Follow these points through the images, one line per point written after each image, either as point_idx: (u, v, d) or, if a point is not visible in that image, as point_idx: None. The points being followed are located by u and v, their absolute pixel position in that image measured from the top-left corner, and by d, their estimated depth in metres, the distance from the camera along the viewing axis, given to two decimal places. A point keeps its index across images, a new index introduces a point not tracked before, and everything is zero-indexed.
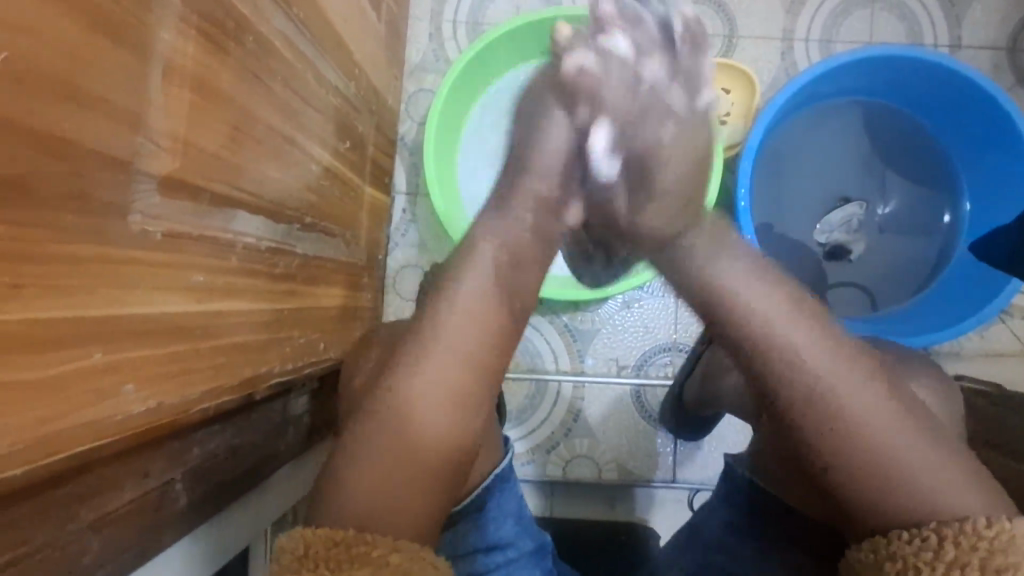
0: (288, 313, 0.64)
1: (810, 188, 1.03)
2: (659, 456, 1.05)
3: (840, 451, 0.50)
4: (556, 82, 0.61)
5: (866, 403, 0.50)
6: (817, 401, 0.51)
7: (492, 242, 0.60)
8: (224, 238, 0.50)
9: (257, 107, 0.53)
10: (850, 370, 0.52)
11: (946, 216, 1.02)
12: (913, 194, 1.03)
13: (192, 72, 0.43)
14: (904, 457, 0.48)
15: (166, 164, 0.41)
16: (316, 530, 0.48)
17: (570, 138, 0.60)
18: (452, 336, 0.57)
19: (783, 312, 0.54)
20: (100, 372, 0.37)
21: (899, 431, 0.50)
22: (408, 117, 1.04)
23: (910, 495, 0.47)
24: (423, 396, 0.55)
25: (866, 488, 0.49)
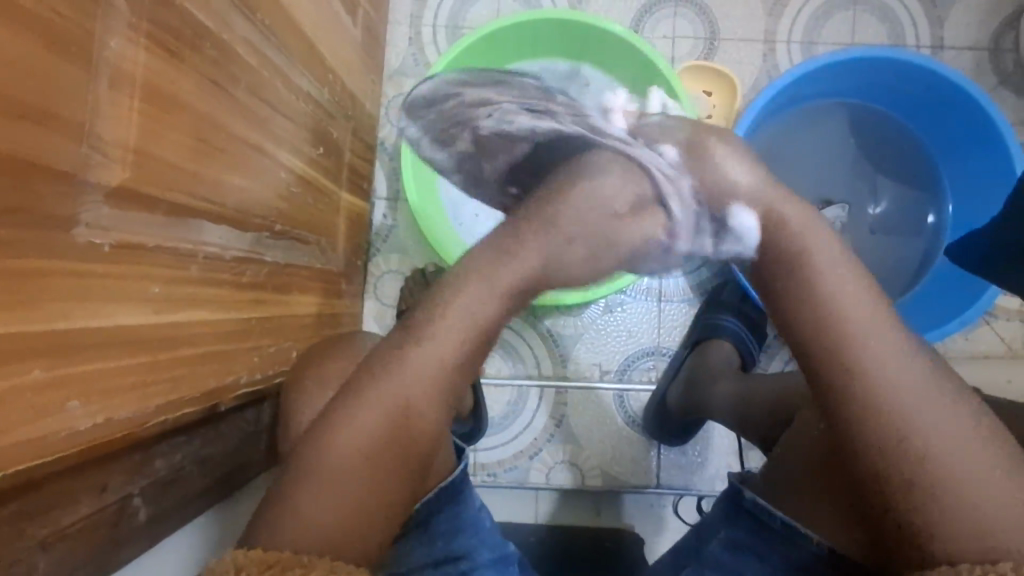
0: (257, 322, 0.63)
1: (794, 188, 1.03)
2: (641, 461, 1.05)
3: (900, 470, 0.47)
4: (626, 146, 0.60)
5: (934, 412, 0.47)
6: (884, 413, 0.48)
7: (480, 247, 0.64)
8: (184, 247, 0.49)
9: (218, 115, 0.52)
10: (922, 379, 0.48)
11: (930, 216, 1.02)
12: (896, 194, 1.03)
13: (145, 79, 0.42)
14: (972, 479, 0.45)
15: (118, 174, 0.41)
16: (247, 553, 0.47)
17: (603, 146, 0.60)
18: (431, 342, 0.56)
19: (863, 305, 0.51)
20: (43, 388, 0.36)
21: (971, 450, 0.46)
22: (388, 122, 1.04)
23: (973, 525, 0.44)
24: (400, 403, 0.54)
25: (928, 512, 0.45)
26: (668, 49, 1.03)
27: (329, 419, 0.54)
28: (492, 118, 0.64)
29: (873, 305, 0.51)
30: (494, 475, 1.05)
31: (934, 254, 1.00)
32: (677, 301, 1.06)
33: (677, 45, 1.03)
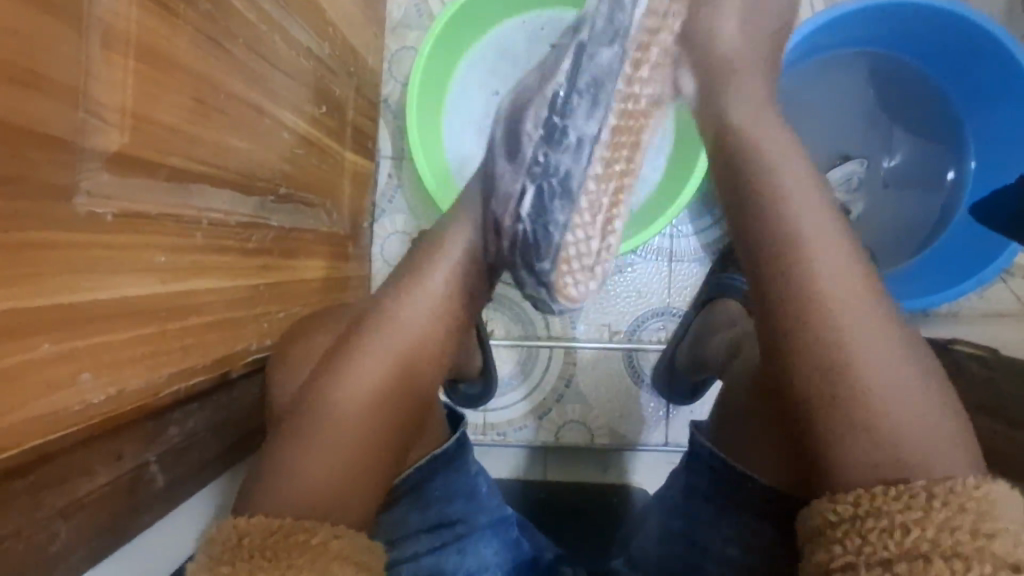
0: (265, 288, 0.63)
1: (813, 142, 0.99)
2: (644, 421, 1.05)
3: (840, 429, 0.47)
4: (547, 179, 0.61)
5: (874, 346, 0.49)
6: (836, 335, 0.49)
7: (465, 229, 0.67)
8: (188, 214, 0.48)
9: (217, 74, 0.50)
10: (857, 307, 0.50)
11: (950, 172, 0.98)
12: (918, 150, 1.00)
13: (137, 37, 0.40)
14: (899, 410, 0.47)
15: (116, 140, 0.39)
16: (249, 520, 0.47)
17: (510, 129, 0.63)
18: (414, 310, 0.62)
19: (812, 203, 0.54)
20: (52, 363, 0.35)
21: (901, 380, 0.48)
22: (390, 77, 1.01)
23: (905, 447, 0.46)
24: (391, 354, 0.58)
25: (868, 450, 0.46)
26: None
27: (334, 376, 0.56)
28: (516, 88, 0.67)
29: (842, 268, 0.52)
30: (503, 434, 1.05)
31: (951, 211, 0.97)
32: (687, 261, 1.05)
33: None
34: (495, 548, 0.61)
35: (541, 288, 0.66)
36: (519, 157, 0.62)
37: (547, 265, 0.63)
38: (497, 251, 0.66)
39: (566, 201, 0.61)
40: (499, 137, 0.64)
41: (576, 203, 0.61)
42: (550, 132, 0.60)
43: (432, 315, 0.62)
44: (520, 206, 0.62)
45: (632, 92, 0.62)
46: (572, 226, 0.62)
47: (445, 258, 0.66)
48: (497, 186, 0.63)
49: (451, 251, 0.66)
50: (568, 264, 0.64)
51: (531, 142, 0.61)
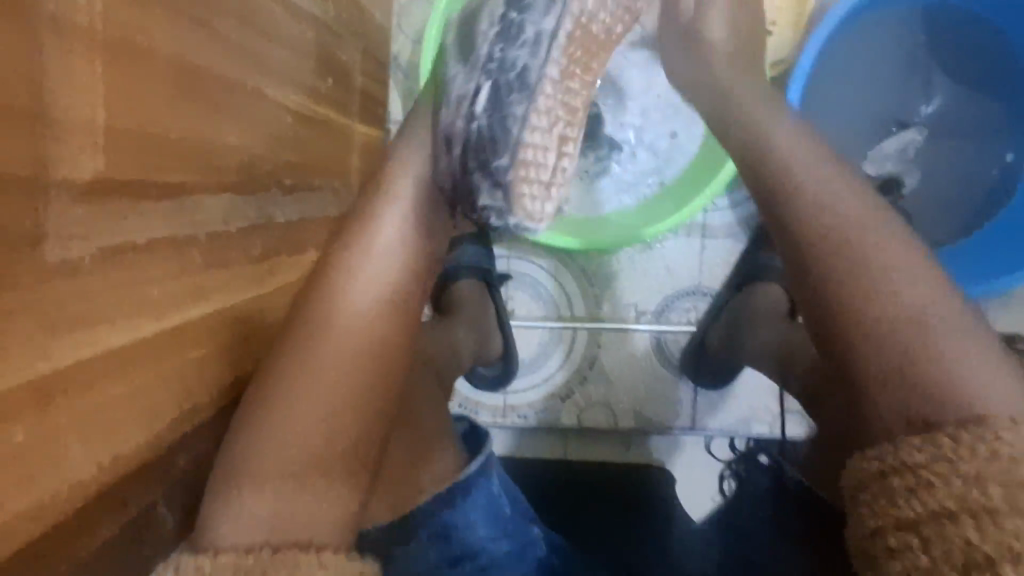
0: (273, 294, 0.57)
1: (851, 108, 0.87)
2: (673, 401, 1.00)
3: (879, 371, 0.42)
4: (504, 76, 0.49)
5: (919, 298, 0.43)
6: (866, 296, 0.43)
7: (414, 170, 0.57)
8: (181, 234, 0.41)
9: (206, 61, 0.42)
10: (903, 255, 0.45)
11: (1011, 155, 0.85)
12: (983, 122, 0.86)
13: (104, 33, 0.32)
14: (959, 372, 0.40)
15: (88, 167, 0.32)
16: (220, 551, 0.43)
17: (484, 27, 0.51)
18: (379, 269, 0.52)
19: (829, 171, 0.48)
20: (31, 445, 0.31)
21: (963, 349, 0.41)
22: (400, 32, 0.90)
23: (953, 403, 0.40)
24: (352, 322, 0.50)
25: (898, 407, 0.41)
26: None
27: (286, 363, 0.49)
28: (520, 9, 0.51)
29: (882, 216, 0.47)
30: (524, 417, 1.02)
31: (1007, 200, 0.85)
32: (722, 238, 0.98)
33: None
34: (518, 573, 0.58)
35: (497, 197, 0.50)
36: (472, 65, 0.51)
37: (504, 162, 0.49)
38: (448, 167, 0.54)
39: (524, 93, 0.48)
40: (452, 42, 0.54)
41: (564, 102, 0.50)
42: (506, 27, 0.49)
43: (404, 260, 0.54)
44: (474, 103, 0.50)
45: (592, 8, 0.49)
46: (533, 122, 0.48)
47: (401, 203, 0.56)
48: (448, 91, 0.53)
49: (403, 190, 0.56)
50: (526, 170, 0.49)
51: (488, 40, 0.50)
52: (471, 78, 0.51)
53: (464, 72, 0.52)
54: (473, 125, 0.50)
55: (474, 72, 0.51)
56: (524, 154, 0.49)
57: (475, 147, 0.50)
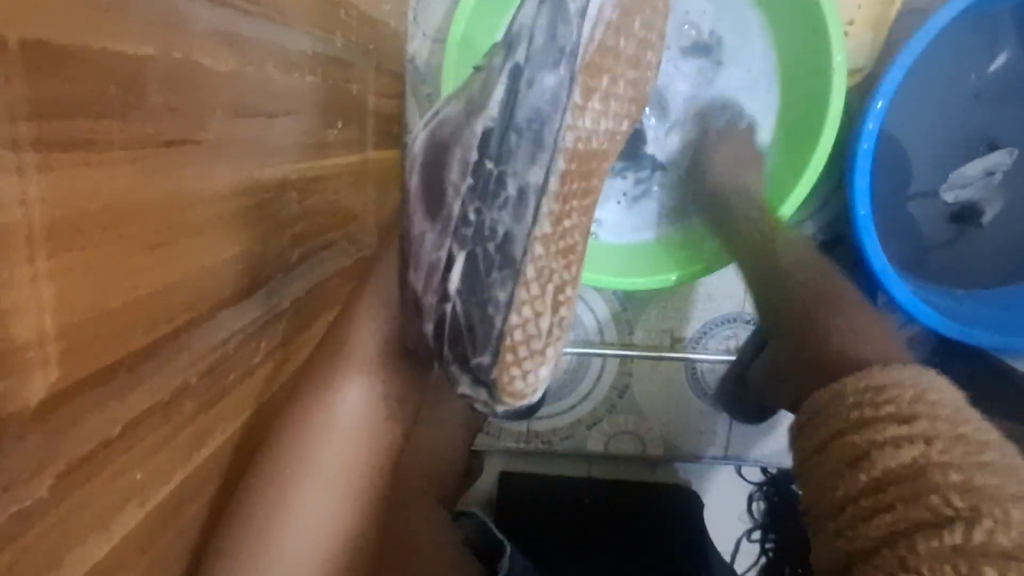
0: (283, 387, 0.51)
1: (922, 127, 0.80)
2: (708, 433, 0.96)
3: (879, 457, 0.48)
4: (485, 242, 0.45)
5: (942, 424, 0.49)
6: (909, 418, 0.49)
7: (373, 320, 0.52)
8: (174, 387, 0.35)
9: (193, 179, 0.35)
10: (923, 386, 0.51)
11: None
12: None
13: (53, 216, 0.25)
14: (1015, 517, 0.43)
15: (46, 383, 0.26)
16: None
17: (450, 176, 0.46)
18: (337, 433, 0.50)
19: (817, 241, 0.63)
20: None
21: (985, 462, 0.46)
22: (418, 30, 0.80)
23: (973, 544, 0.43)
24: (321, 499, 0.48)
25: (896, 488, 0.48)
26: None
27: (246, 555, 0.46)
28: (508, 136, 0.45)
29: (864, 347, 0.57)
30: (549, 443, 0.97)
31: None
32: None
33: None
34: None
35: (481, 391, 0.47)
36: (441, 231, 0.46)
37: (488, 359, 0.45)
38: (422, 336, 0.50)
39: (508, 272, 0.44)
40: (415, 191, 0.48)
41: (542, 279, 0.44)
42: (484, 184, 0.45)
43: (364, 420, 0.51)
44: (448, 283, 0.46)
45: (589, 127, 0.44)
46: (520, 302, 0.44)
47: (361, 359, 0.52)
48: (413, 251, 0.48)
49: (361, 343, 0.52)
50: (512, 353, 0.45)
51: (457, 195, 0.46)
52: (442, 245, 0.46)
53: (432, 238, 0.46)
54: (447, 309, 0.47)
55: (446, 242, 0.46)
56: (519, 336, 0.45)
57: (458, 329, 0.46)
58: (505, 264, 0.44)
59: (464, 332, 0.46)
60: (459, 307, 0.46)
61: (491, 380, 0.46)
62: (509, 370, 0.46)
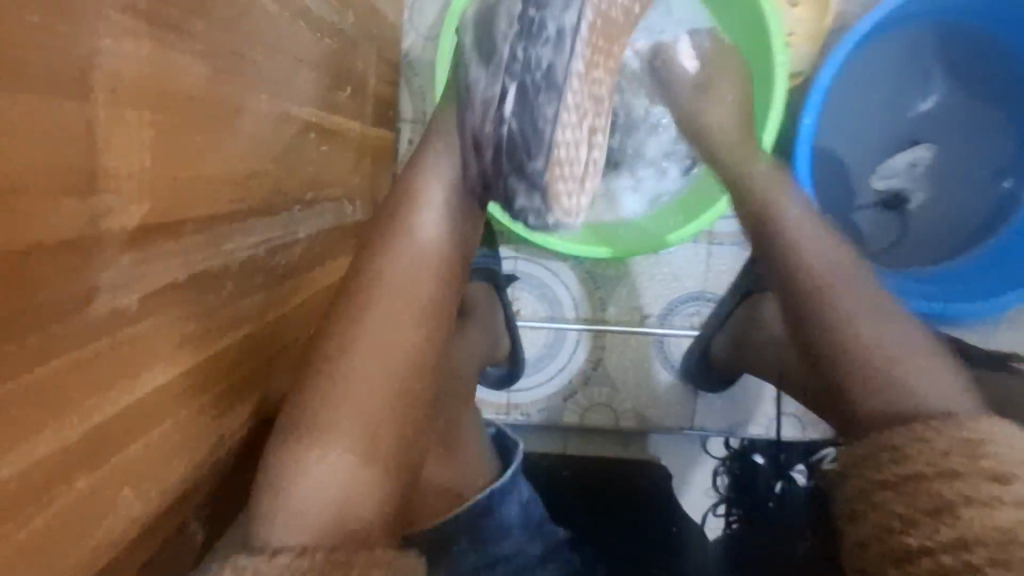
0: (296, 312, 0.57)
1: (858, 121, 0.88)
2: (676, 404, 1.03)
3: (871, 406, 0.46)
4: (534, 73, 0.46)
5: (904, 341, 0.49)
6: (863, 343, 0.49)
7: (438, 176, 0.53)
8: (217, 266, 0.41)
9: (242, 92, 0.42)
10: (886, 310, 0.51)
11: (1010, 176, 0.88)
12: (981, 134, 0.88)
13: (151, 80, 0.32)
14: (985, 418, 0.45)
15: (137, 214, 0.32)
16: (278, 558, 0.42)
17: (498, 26, 0.48)
18: (404, 286, 0.49)
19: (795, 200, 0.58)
20: (92, 489, 0.32)
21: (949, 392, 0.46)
22: (411, 29, 0.89)
23: None
24: (382, 358, 0.47)
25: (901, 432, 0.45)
26: None
27: (312, 392, 0.47)
28: None
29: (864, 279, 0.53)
30: (528, 415, 1.04)
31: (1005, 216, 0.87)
32: (728, 244, 0.98)
33: None
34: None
35: (536, 199, 0.50)
36: (491, 70, 0.48)
37: (541, 165, 0.48)
38: (476, 168, 0.52)
39: (552, 94, 0.46)
40: (470, 41, 0.50)
41: (592, 103, 0.49)
42: (527, 25, 0.46)
43: (439, 273, 0.51)
44: (501, 107, 0.47)
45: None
46: (564, 121, 0.47)
47: (430, 206, 0.52)
48: (469, 96, 0.50)
49: (431, 197, 0.52)
50: (560, 167, 0.49)
51: (507, 41, 0.47)
52: (494, 79, 0.48)
53: (481, 79, 0.48)
54: (501, 131, 0.48)
55: (500, 76, 0.47)
56: (563, 156, 0.48)
57: (508, 150, 0.48)
58: (545, 91, 0.46)
59: (521, 160, 0.48)
60: (513, 125, 0.47)
61: (545, 189, 0.50)
62: (558, 183, 0.50)
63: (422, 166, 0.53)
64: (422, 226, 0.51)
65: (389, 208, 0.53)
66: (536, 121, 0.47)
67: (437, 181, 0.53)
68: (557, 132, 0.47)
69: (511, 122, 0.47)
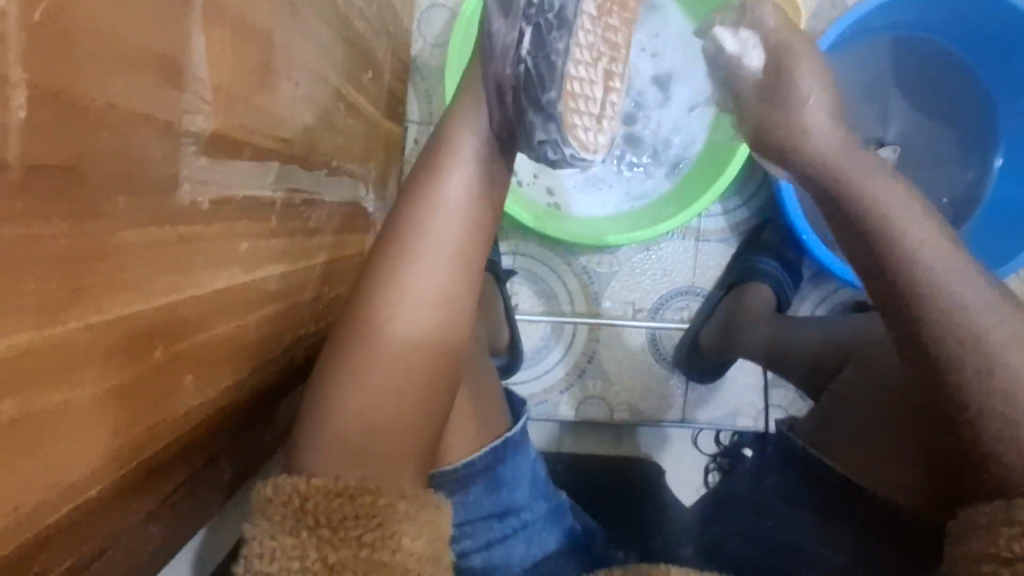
0: (321, 269, 0.60)
1: None
2: (669, 398, 1.06)
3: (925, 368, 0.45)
4: (547, 11, 0.47)
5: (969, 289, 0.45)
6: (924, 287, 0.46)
7: (468, 138, 0.56)
8: (263, 197, 0.45)
9: (293, 42, 0.46)
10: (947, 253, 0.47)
11: (970, 174, 0.97)
12: (936, 133, 0.98)
13: (232, 3, 0.36)
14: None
15: (213, 120, 0.36)
16: (311, 481, 0.45)
17: None
18: (438, 239, 0.54)
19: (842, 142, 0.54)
20: (160, 370, 0.34)
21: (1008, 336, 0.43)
22: (420, 36, 0.95)
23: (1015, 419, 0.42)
24: (417, 304, 0.52)
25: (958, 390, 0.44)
26: None
27: (351, 335, 0.51)
28: None
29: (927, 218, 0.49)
30: (525, 408, 1.06)
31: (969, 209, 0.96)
32: (715, 240, 1.04)
33: None
34: (554, 535, 0.63)
35: (551, 132, 0.51)
36: (511, 16, 0.50)
37: (553, 96, 0.49)
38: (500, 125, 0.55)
39: (562, 31, 0.47)
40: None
41: (606, 41, 0.49)
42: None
43: (465, 230, 0.55)
44: (518, 49, 0.49)
45: None
46: (575, 57, 0.48)
47: (458, 165, 0.55)
48: (491, 48, 0.52)
49: (460, 158, 0.55)
50: (573, 102, 0.49)
51: None
52: (512, 22, 0.50)
53: (502, 26, 0.51)
54: (518, 70, 0.50)
55: (517, 21, 0.49)
56: (575, 89, 0.49)
57: (524, 87, 0.50)
58: (555, 29, 0.47)
59: (535, 99, 0.49)
60: (529, 63, 0.49)
61: (557, 120, 0.50)
62: (572, 113, 0.50)
63: (450, 121, 0.57)
64: (446, 188, 0.55)
65: (419, 165, 0.57)
66: (549, 59, 0.48)
67: (469, 143, 0.56)
68: (570, 66, 0.48)
69: (524, 61, 0.49)
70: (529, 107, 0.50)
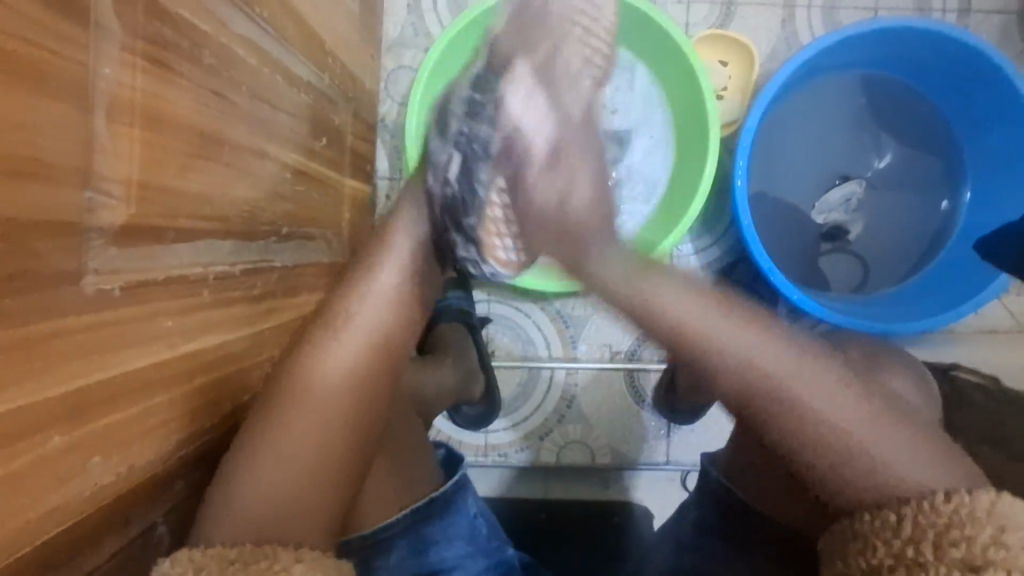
0: (269, 332, 0.62)
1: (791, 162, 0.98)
2: (647, 443, 1.05)
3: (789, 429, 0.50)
4: (478, 158, 0.63)
5: (822, 398, 0.50)
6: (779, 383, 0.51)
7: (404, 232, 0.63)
8: (194, 275, 0.47)
9: (223, 126, 0.49)
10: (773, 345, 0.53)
11: (942, 204, 0.96)
12: (907, 160, 0.98)
13: (143, 102, 0.39)
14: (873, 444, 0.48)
15: (122, 213, 0.38)
16: (204, 548, 0.45)
17: (461, 114, 0.63)
18: (365, 323, 0.57)
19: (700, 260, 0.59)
20: (61, 454, 0.36)
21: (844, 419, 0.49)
22: (388, 97, 0.99)
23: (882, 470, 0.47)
24: (338, 378, 0.54)
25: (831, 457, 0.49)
26: (684, 15, 0.99)
27: (271, 409, 0.53)
28: (473, 92, 0.63)
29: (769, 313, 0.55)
30: (505, 455, 1.05)
31: (942, 239, 0.95)
32: None
33: (693, 11, 0.99)
34: None
35: (470, 245, 0.68)
36: (447, 140, 0.64)
37: (473, 220, 0.65)
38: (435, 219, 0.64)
39: (486, 165, 0.63)
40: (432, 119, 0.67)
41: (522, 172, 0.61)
42: (470, 110, 0.63)
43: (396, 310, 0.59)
44: (447, 170, 0.64)
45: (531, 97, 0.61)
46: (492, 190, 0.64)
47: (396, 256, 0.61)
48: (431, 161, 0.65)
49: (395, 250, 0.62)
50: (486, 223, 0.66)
51: (462, 122, 0.63)
52: (448, 147, 0.64)
53: (440, 147, 0.65)
54: (450, 191, 0.64)
55: (452, 151, 0.64)
56: (489, 212, 0.65)
57: (456, 206, 0.64)
58: (477, 169, 0.63)
59: (462, 218, 0.65)
60: (460, 188, 0.64)
61: (472, 234, 0.66)
62: (482, 230, 0.67)
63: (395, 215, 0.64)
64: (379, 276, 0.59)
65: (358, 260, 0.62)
66: (479, 189, 0.64)
67: (403, 237, 0.63)
68: (492, 200, 0.64)
69: (458, 188, 0.64)
70: (457, 219, 0.65)
